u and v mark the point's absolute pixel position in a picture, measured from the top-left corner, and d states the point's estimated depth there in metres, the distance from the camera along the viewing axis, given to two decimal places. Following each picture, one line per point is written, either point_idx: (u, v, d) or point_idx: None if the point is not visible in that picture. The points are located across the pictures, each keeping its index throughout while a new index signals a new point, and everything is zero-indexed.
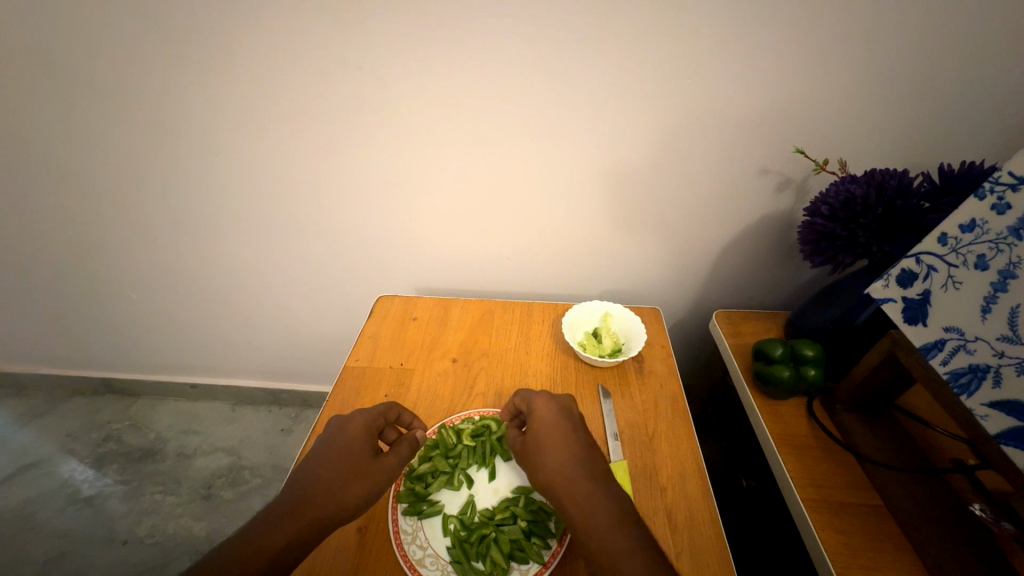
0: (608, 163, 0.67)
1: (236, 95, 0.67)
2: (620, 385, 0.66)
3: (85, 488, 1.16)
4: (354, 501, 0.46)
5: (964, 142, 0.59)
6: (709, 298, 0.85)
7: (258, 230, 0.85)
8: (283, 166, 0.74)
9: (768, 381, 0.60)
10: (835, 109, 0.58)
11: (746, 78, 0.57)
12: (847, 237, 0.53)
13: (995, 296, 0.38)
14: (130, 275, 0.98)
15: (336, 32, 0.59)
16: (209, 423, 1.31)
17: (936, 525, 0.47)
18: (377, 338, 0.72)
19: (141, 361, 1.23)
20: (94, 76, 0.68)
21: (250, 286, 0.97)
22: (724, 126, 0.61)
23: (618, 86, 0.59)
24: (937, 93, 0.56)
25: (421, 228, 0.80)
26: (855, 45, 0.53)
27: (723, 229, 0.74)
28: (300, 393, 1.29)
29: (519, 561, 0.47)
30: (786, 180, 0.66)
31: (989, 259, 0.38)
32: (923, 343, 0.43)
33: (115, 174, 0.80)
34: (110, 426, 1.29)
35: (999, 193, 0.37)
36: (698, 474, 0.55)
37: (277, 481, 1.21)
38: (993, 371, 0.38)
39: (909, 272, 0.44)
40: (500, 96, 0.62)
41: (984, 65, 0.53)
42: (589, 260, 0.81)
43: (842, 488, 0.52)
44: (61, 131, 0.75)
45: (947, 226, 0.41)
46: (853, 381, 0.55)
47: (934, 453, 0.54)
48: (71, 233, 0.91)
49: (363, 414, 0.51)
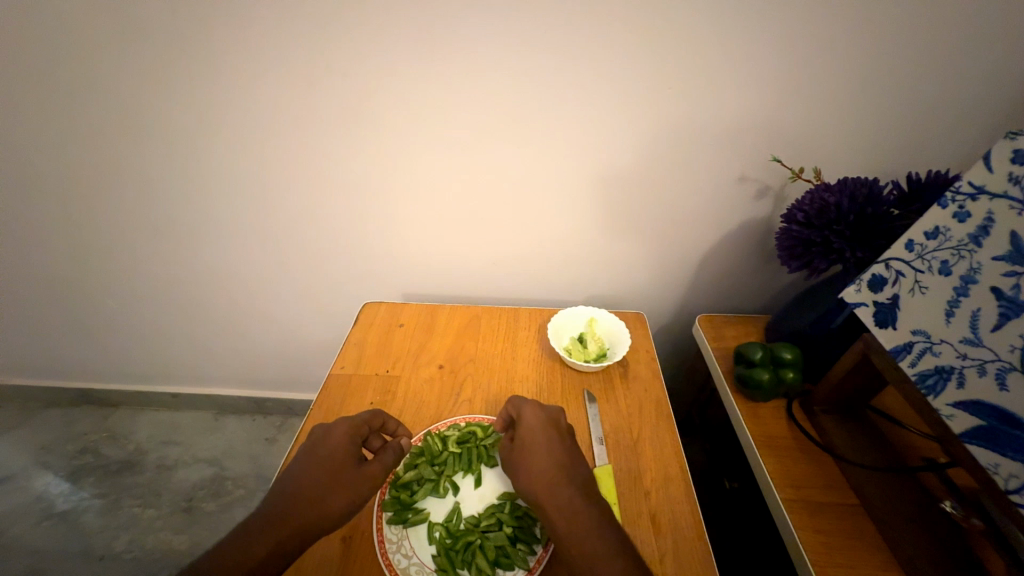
0: (592, 171, 0.68)
1: (219, 101, 0.66)
2: (605, 390, 0.66)
3: (60, 502, 1.13)
4: (336, 512, 0.46)
5: (930, 152, 0.62)
6: (692, 303, 0.87)
7: (242, 237, 0.84)
8: (267, 172, 0.74)
9: (749, 384, 0.62)
10: (809, 119, 0.60)
11: (723, 89, 0.59)
12: (821, 243, 0.55)
13: (958, 300, 0.40)
14: (109, 283, 0.96)
15: (320, 40, 0.59)
16: (190, 433, 1.28)
17: (908, 522, 0.49)
18: (362, 345, 0.71)
19: (120, 370, 1.20)
20: (72, 81, 0.67)
21: (233, 293, 0.96)
22: (703, 135, 0.63)
23: (600, 96, 0.60)
24: (904, 105, 0.58)
25: (407, 234, 0.80)
26: (825, 59, 0.55)
27: (705, 235, 0.75)
28: (284, 401, 1.27)
29: (504, 567, 0.47)
30: (764, 187, 0.68)
31: (951, 265, 0.40)
32: (893, 345, 0.45)
33: (93, 179, 0.78)
34: (87, 437, 1.26)
35: (960, 203, 0.39)
36: (682, 476, 0.56)
37: (261, 491, 1.19)
38: (957, 372, 0.40)
39: (879, 277, 0.46)
40: (484, 104, 0.63)
41: (947, 78, 0.56)
42: (575, 266, 0.82)
43: (820, 488, 0.53)
44: (37, 136, 0.74)
45: (913, 233, 0.43)
46: (829, 383, 0.57)
47: (907, 452, 0.55)
48: (47, 240, 0.89)
49: (346, 422, 0.51)
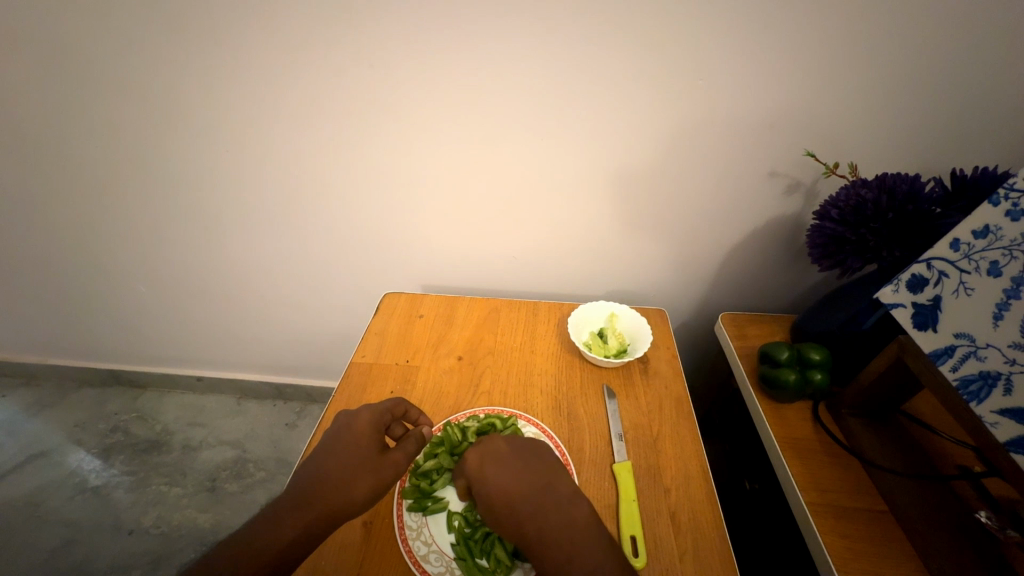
0: (617, 164, 0.67)
1: (247, 92, 0.67)
2: (625, 386, 0.66)
3: (92, 478, 1.17)
4: (360, 501, 0.46)
5: (976, 148, 0.59)
6: (715, 300, 0.85)
7: (267, 226, 0.86)
8: (292, 163, 0.75)
9: (775, 384, 0.60)
10: (846, 112, 0.58)
11: (757, 81, 0.57)
12: (856, 242, 0.53)
13: (1008, 303, 0.38)
14: (139, 268, 0.99)
15: (347, 30, 0.59)
16: (214, 416, 1.32)
17: (941, 531, 0.47)
18: (383, 335, 0.72)
19: (148, 354, 1.24)
20: (106, 71, 0.68)
21: (257, 280, 0.98)
22: (734, 127, 0.61)
23: (629, 86, 0.59)
24: (950, 98, 0.55)
25: (428, 226, 0.80)
26: (867, 49, 0.53)
27: (730, 232, 0.73)
28: (304, 388, 1.30)
29: (523, 559, 0.47)
30: (796, 183, 0.65)
31: (1001, 266, 0.38)
32: (933, 349, 0.43)
33: (124, 167, 0.80)
34: (117, 417, 1.31)
35: (1014, 200, 0.37)
36: (703, 476, 0.55)
37: (281, 475, 1.22)
38: (1004, 379, 0.38)
39: (920, 277, 0.44)
40: (509, 96, 0.62)
41: (999, 70, 0.53)
42: (596, 260, 0.81)
43: (846, 493, 0.52)
44: (73, 125, 0.76)
45: (960, 232, 0.41)
46: (859, 385, 0.55)
47: (941, 459, 0.54)
48: (83, 226, 0.92)
49: (370, 411, 0.51)
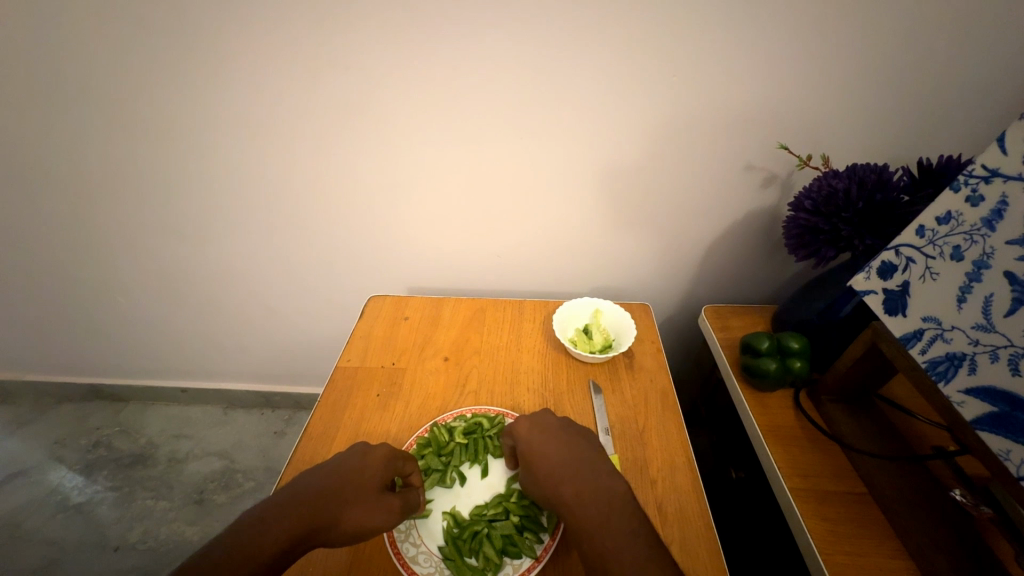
0: (598, 161, 0.68)
1: (221, 96, 0.66)
2: (611, 380, 0.66)
3: (74, 495, 1.15)
4: (343, 531, 0.43)
5: (942, 136, 0.60)
6: (698, 293, 0.86)
7: (246, 231, 0.84)
8: (272, 168, 0.73)
9: (755, 374, 0.61)
10: (817, 105, 0.59)
11: (731, 76, 0.58)
12: (829, 231, 0.54)
13: (970, 285, 0.39)
14: (116, 280, 0.97)
15: (326, 35, 0.59)
16: (200, 427, 1.30)
17: (917, 510, 0.48)
18: (368, 338, 0.72)
19: (131, 367, 1.21)
20: (75, 79, 0.67)
21: (240, 288, 0.96)
22: (711, 122, 0.62)
23: (608, 85, 0.60)
24: (915, 88, 0.57)
25: (412, 227, 0.80)
26: (835, 42, 0.54)
27: (711, 225, 0.74)
28: (292, 396, 1.28)
29: (512, 556, 0.47)
30: (771, 176, 0.67)
31: (963, 250, 0.39)
32: (903, 333, 0.45)
33: (98, 178, 0.78)
34: (99, 432, 1.28)
35: (973, 185, 0.38)
36: (688, 466, 0.56)
37: (270, 484, 1.20)
38: (968, 359, 0.39)
39: (889, 264, 0.45)
40: (488, 96, 0.62)
41: (958, 62, 0.55)
42: (579, 257, 0.82)
43: (828, 477, 0.53)
44: (42, 136, 0.74)
45: (925, 218, 0.42)
46: (837, 373, 0.56)
47: (915, 441, 0.55)
48: (54, 239, 0.90)
49: (389, 444, 0.49)
